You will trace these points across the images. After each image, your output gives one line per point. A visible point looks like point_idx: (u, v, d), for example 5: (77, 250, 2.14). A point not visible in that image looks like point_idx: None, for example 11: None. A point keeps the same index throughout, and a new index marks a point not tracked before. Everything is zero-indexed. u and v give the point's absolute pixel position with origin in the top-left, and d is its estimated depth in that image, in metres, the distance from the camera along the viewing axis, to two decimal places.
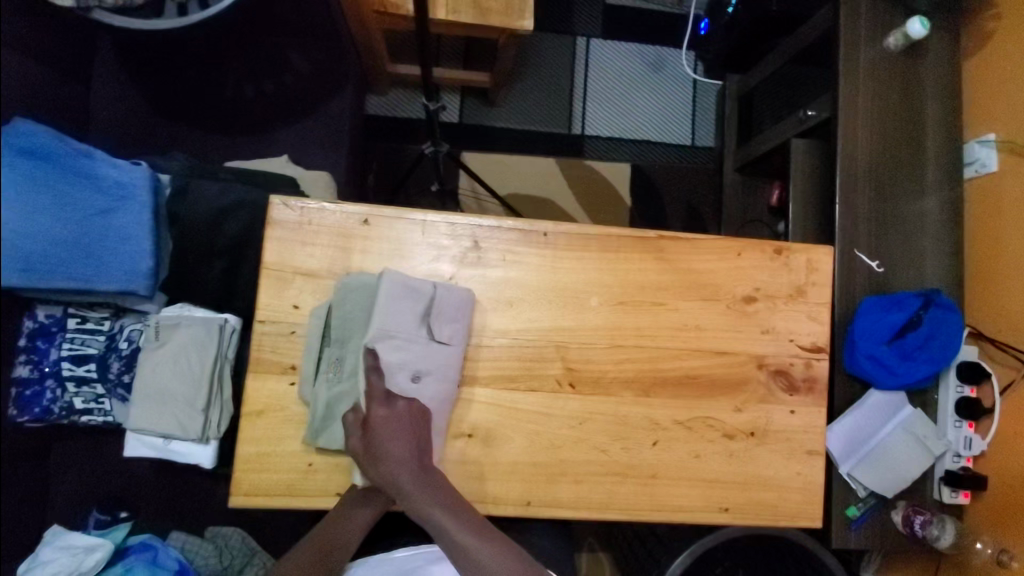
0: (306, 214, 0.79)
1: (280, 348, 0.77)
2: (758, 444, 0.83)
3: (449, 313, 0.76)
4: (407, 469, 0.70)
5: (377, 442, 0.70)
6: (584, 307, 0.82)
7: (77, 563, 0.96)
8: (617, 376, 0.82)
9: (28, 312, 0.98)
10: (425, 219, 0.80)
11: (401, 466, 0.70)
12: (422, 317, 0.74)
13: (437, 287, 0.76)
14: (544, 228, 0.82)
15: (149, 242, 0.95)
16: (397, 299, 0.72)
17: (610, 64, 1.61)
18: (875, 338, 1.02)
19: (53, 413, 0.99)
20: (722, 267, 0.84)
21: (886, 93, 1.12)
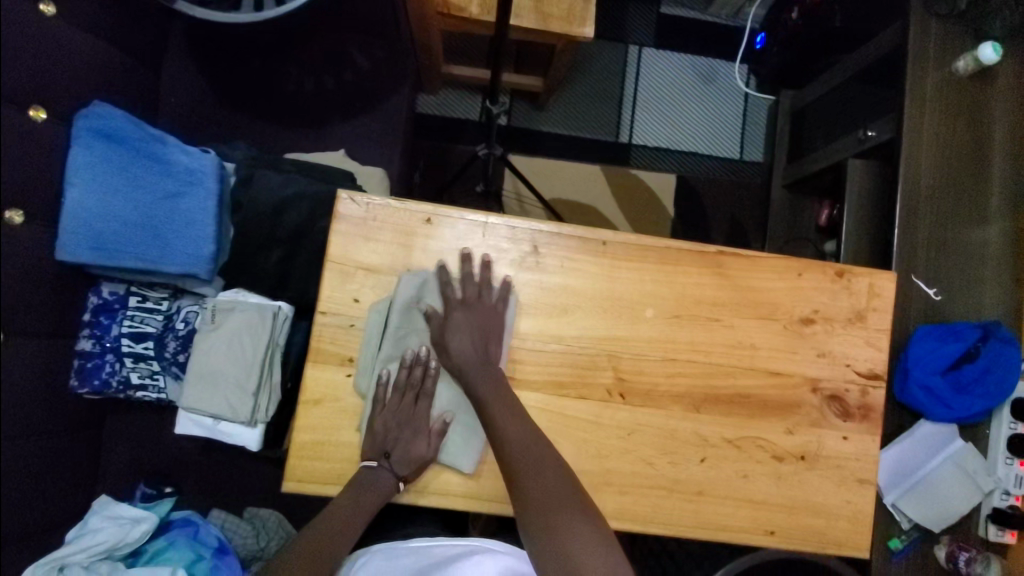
0: (371, 210, 0.80)
1: (339, 340, 0.79)
2: (808, 469, 0.82)
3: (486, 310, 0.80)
4: (474, 360, 0.76)
5: (449, 334, 0.76)
6: (638, 318, 0.82)
7: (124, 533, 1.00)
8: (668, 390, 0.81)
9: (94, 289, 1.04)
10: (486, 221, 0.81)
11: (472, 355, 0.76)
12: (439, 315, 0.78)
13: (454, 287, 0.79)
14: (604, 237, 0.82)
15: (212, 228, 0.98)
16: (411, 300, 0.77)
17: (662, 73, 1.60)
18: (928, 368, 1.00)
19: (111, 387, 1.03)
20: (781, 287, 0.83)
21: (953, 117, 1.10)
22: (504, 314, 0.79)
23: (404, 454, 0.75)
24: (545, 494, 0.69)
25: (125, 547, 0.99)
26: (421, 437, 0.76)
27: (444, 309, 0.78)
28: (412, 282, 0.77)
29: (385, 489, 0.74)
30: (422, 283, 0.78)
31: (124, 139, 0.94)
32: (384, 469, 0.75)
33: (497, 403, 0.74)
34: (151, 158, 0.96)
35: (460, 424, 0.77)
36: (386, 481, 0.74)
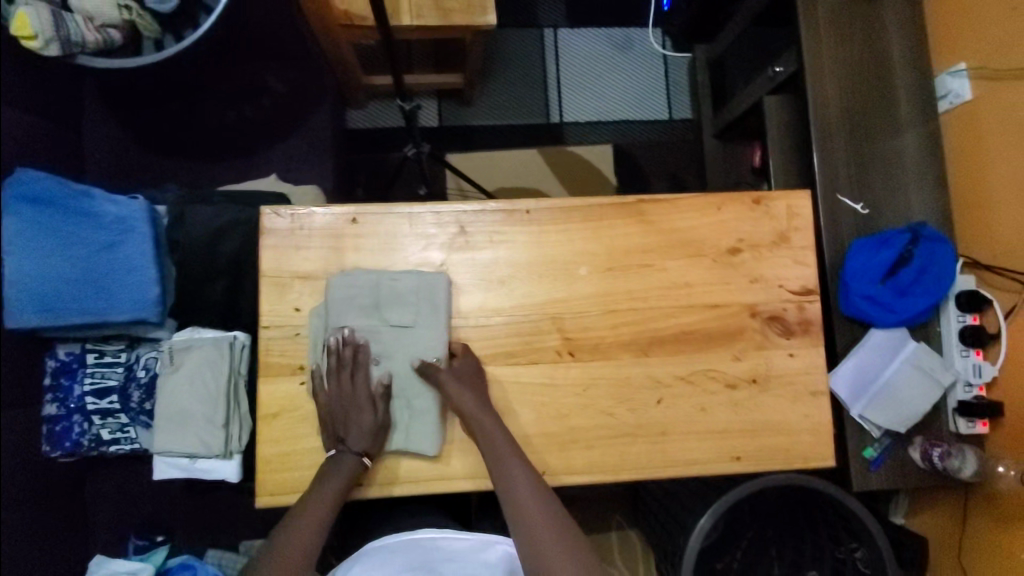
0: (297, 220, 0.82)
1: (288, 350, 0.80)
2: (762, 391, 0.85)
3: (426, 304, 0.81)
4: (484, 410, 0.76)
5: (461, 382, 0.77)
6: (574, 277, 0.84)
7: None
8: (614, 340, 0.84)
9: (51, 352, 1.04)
10: (411, 212, 0.83)
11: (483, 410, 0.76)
12: (373, 304, 0.79)
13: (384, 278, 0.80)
14: (526, 206, 0.85)
15: (154, 270, 0.98)
16: (345, 297, 0.78)
17: (581, 50, 1.64)
18: (867, 278, 1.04)
19: (82, 446, 1.04)
20: (704, 223, 0.86)
21: (849, 38, 1.14)
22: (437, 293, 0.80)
23: (357, 436, 0.75)
24: (531, 518, 0.69)
25: None
26: (370, 416, 0.76)
27: (377, 295, 0.79)
28: (342, 282, 0.79)
29: (351, 476, 0.75)
30: (352, 279, 0.79)
31: (52, 200, 0.95)
32: (343, 454, 0.75)
33: (505, 451, 0.74)
34: (80, 213, 0.97)
35: (404, 402, 0.79)
36: (348, 466, 0.75)
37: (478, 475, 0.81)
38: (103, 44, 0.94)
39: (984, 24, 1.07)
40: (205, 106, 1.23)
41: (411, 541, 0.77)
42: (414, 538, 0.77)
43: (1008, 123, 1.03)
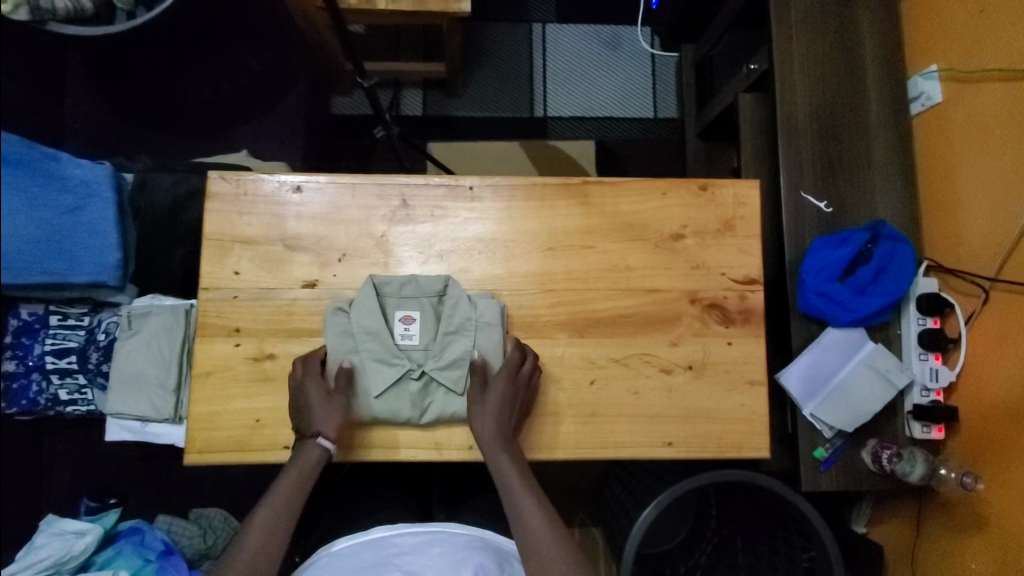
0: (242, 185, 0.83)
1: (224, 312, 0.81)
2: (696, 378, 0.84)
3: (470, 323, 0.80)
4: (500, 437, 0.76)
5: (487, 401, 0.76)
6: (514, 254, 0.85)
7: (68, 547, 1.02)
8: (549, 319, 0.84)
9: (12, 311, 1.04)
10: (354, 183, 0.84)
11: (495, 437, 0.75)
12: (376, 328, 0.79)
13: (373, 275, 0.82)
14: (470, 182, 0.86)
15: (115, 236, 1.01)
16: (369, 303, 0.80)
17: (568, 46, 1.64)
18: (823, 276, 1.02)
19: (39, 405, 1.07)
20: (647, 207, 0.86)
21: (821, 37, 1.13)
22: (490, 313, 0.80)
23: (324, 419, 0.75)
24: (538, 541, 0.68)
25: (72, 559, 1.01)
26: (335, 406, 0.76)
27: (369, 325, 0.79)
28: (356, 306, 0.80)
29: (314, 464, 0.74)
30: (348, 300, 0.81)
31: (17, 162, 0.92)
32: (308, 444, 0.74)
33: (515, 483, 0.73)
34: None
35: (397, 406, 0.78)
36: (307, 454, 0.74)
37: (408, 445, 0.80)
38: (72, 11, 0.99)
39: (954, 25, 1.06)
40: (183, 82, 1.25)
41: (367, 542, 0.76)
42: (370, 538, 0.76)
43: (975, 125, 1.02)
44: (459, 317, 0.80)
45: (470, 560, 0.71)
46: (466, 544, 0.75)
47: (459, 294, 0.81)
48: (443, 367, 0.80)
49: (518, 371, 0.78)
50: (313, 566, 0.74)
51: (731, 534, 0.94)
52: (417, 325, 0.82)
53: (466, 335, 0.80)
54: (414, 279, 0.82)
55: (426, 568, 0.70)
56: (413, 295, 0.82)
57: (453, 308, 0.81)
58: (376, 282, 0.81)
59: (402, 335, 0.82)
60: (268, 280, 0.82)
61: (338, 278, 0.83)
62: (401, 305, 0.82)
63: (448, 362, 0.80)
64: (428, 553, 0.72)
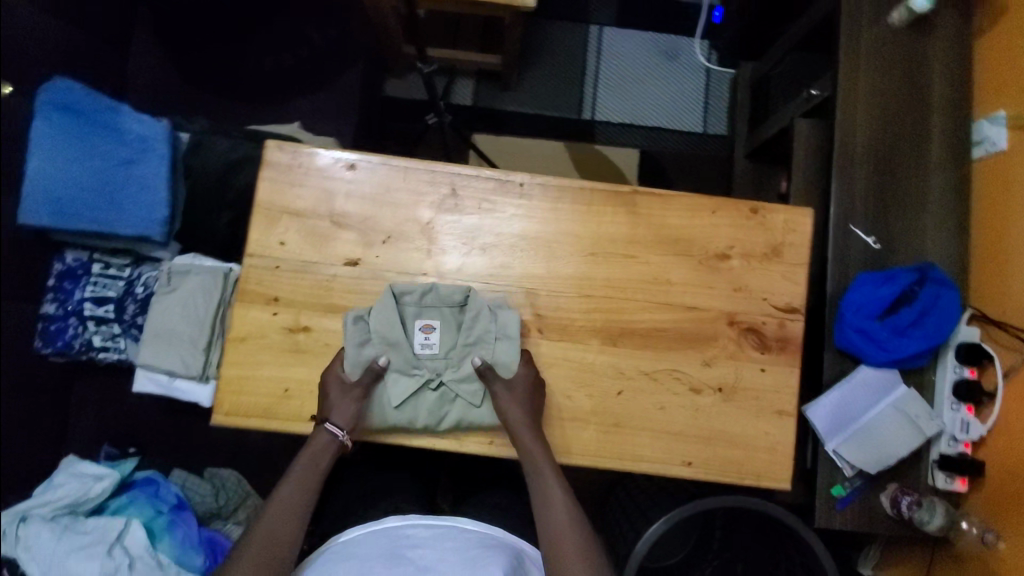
0: (297, 157, 0.84)
1: (265, 281, 0.82)
2: (725, 401, 0.83)
3: (490, 335, 0.80)
4: (522, 419, 0.77)
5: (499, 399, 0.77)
6: (555, 255, 0.84)
7: (85, 489, 1.06)
8: (583, 324, 0.84)
9: (60, 256, 1.10)
10: (407, 166, 0.85)
11: (517, 417, 0.77)
12: (391, 337, 0.80)
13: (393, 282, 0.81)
14: (520, 179, 0.85)
15: (164, 192, 1.04)
16: (387, 309, 0.80)
17: (625, 50, 1.62)
18: (864, 312, 1.01)
19: (73, 348, 1.09)
20: (696, 223, 0.85)
21: (889, 70, 1.11)
22: (510, 326, 0.80)
23: (343, 411, 0.76)
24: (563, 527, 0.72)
25: (88, 502, 1.05)
26: (352, 399, 0.77)
27: (388, 333, 0.80)
28: (373, 314, 0.79)
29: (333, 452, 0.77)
30: (366, 308, 0.81)
31: (80, 111, 1.02)
32: (320, 431, 0.76)
33: (544, 468, 0.76)
34: (107, 127, 1.03)
35: (415, 409, 0.79)
36: (323, 442, 0.76)
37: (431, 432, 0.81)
38: None
39: None
40: (245, 48, 1.27)
41: (380, 531, 0.78)
42: (383, 528, 0.78)
43: None
44: (479, 328, 0.81)
45: (484, 555, 0.72)
46: (476, 540, 0.76)
47: (484, 306, 0.81)
48: (461, 379, 0.80)
49: (528, 378, 0.79)
50: (327, 554, 0.76)
51: (734, 558, 0.89)
52: (437, 334, 0.82)
53: (485, 346, 0.81)
54: (435, 288, 0.81)
55: (439, 563, 0.71)
56: (433, 305, 0.82)
57: (474, 320, 0.81)
58: (397, 291, 0.81)
59: (422, 344, 0.82)
60: (312, 254, 0.83)
61: (379, 260, 0.83)
62: (423, 314, 0.82)
63: (466, 373, 0.80)
64: (442, 548, 0.74)
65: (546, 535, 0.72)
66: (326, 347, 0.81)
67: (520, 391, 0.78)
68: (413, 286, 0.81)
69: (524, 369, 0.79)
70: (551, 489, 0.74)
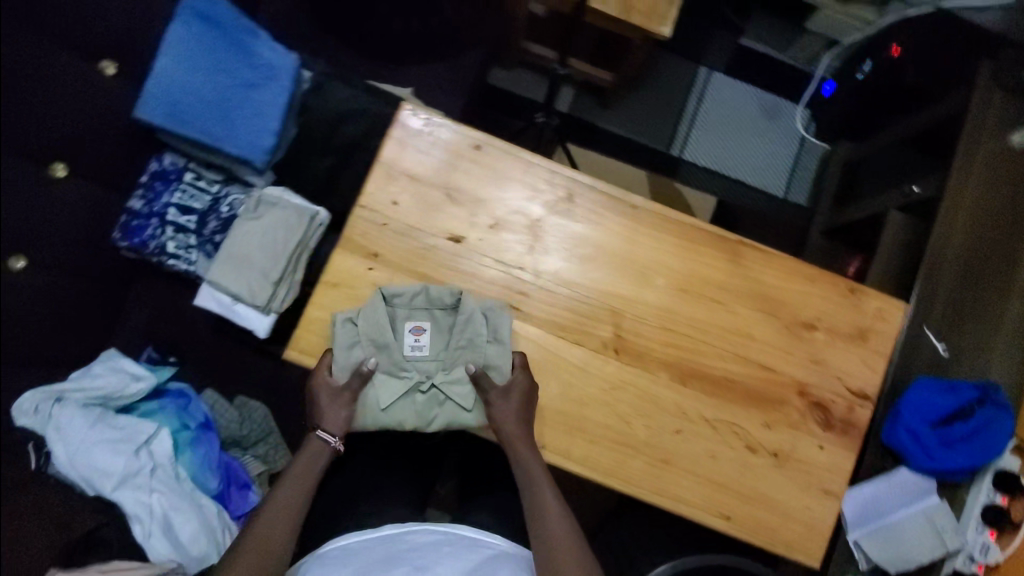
0: (429, 125, 0.86)
1: (368, 235, 0.83)
2: (777, 467, 0.83)
3: (481, 338, 0.80)
4: (516, 427, 0.77)
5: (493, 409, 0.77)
6: (647, 282, 0.85)
7: (122, 386, 1.07)
8: (658, 356, 0.83)
9: (157, 157, 1.12)
10: (530, 160, 0.86)
11: (510, 426, 0.77)
12: (379, 338, 0.79)
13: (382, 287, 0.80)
14: (634, 201, 0.86)
15: (277, 124, 1.06)
16: (376, 313, 0.79)
17: (728, 98, 1.64)
18: (920, 415, 1.02)
19: (148, 249, 1.09)
20: (792, 287, 0.86)
21: (998, 188, 1.11)
22: (502, 330, 0.80)
23: (332, 418, 0.78)
24: (563, 536, 0.72)
25: (121, 399, 1.06)
26: (343, 403, 0.78)
27: (377, 334, 0.79)
28: (362, 315, 0.79)
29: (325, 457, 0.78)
30: (352, 311, 0.80)
31: (221, 25, 1.04)
32: (314, 438, 0.78)
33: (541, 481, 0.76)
34: (241, 48, 1.06)
35: (410, 405, 0.80)
36: (316, 447, 0.78)
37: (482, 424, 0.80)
38: None
39: None
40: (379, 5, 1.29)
41: (376, 537, 0.79)
42: (379, 534, 0.80)
43: None
44: (470, 332, 0.80)
45: (484, 563, 0.74)
46: (474, 545, 0.78)
47: (477, 312, 0.80)
48: (451, 381, 0.80)
49: (520, 385, 0.78)
50: (321, 556, 0.77)
51: None
52: (427, 336, 0.83)
53: (474, 348, 0.80)
54: (426, 291, 0.80)
55: (438, 564, 0.72)
56: (424, 309, 0.82)
57: (464, 323, 0.80)
58: (387, 295, 0.80)
59: (412, 346, 0.82)
60: (419, 220, 0.84)
61: (482, 243, 0.84)
62: (412, 316, 0.82)
63: (455, 376, 0.80)
64: (441, 550, 0.75)
65: (541, 544, 0.71)
66: (410, 313, 0.82)
67: (512, 399, 0.77)
68: (408, 291, 0.81)
69: (521, 374, 0.78)
70: (541, 491, 0.75)
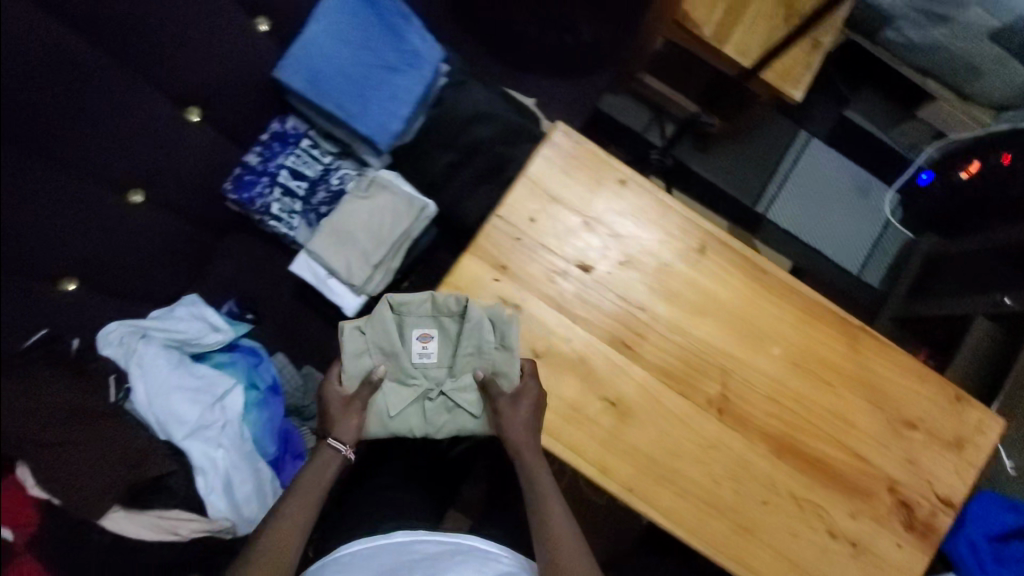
0: (579, 149, 0.86)
1: (500, 245, 0.83)
2: (853, 557, 0.83)
3: (489, 346, 0.79)
4: (523, 435, 0.77)
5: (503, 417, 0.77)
6: (764, 350, 0.85)
7: (200, 334, 1.08)
8: (761, 424, 0.84)
9: (281, 118, 1.13)
10: (671, 204, 0.86)
11: (518, 434, 0.77)
12: (386, 346, 0.79)
13: (389, 296, 0.80)
14: (765, 266, 0.87)
15: (408, 111, 1.06)
16: (382, 321, 0.79)
17: (825, 167, 1.62)
18: (980, 527, 1.01)
19: (253, 206, 1.09)
20: (902, 383, 0.87)
21: None
22: (511, 337, 0.79)
23: (343, 427, 0.77)
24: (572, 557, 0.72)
25: (198, 346, 1.07)
26: (354, 413, 0.78)
27: (386, 342, 0.79)
28: (370, 323, 0.79)
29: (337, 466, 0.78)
30: (358, 320, 0.80)
31: (376, 5, 1.06)
32: (324, 448, 0.77)
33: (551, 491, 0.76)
34: (390, 31, 1.07)
35: (421, 410, 0.80)
36: (328, 457, 0.77)
37: (578, 458, 0.81)
38: None
39: None
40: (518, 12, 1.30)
41: (386, 544, 0.79)
42: (389, 541, 0.79)
43: None
44: (478, 340, 0.79)
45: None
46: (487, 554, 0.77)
47: (485, 320, 0.79)
48: (460, 388, 0.80)
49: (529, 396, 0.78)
50: (332, 564, 0.77)
51: None
52: (434, 343, 0.82)
53: (482, 355, 0.80)
54: (433, 299, 0.79)
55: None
56: (430, 316, 0.81)
57: (472, 330, 0.79)
58: (394, 305, 0.79)
59: (420, 353, 0.81)
60: (552, 242, 0.84)
61: (609, 276, 0.84)
62: (419, 323, 0.81)
63: (464, 384, 0.81)
64: (453, 562, 0.74)
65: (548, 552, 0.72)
66: (527, 332, 0.82)
67: (523, 404, 0.77)
68: (416, 302, 0.80)
69: (532, 380, 0.77)
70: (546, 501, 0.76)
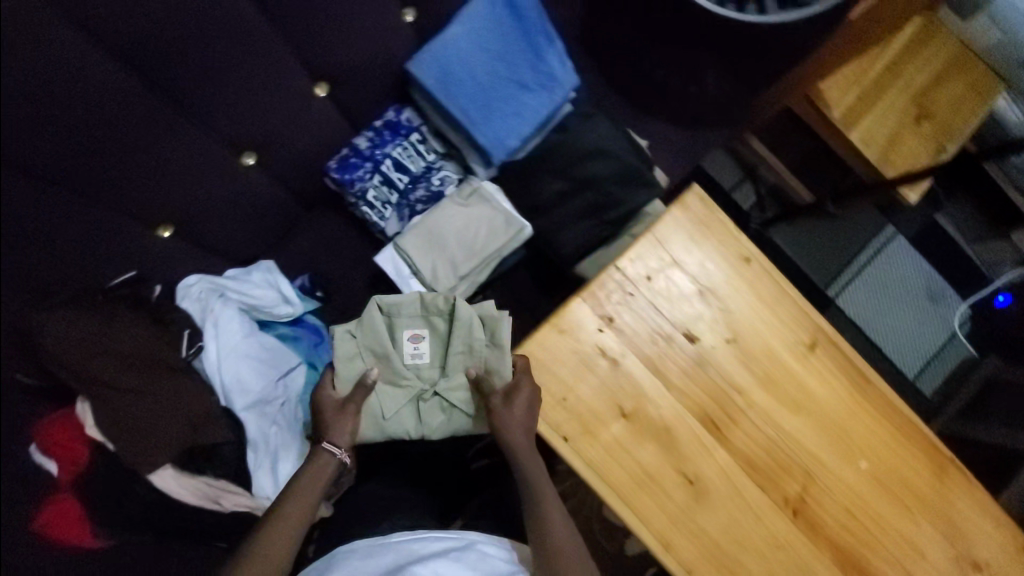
0: (708, 220, 0.86)
1: (612, 298, 0.84)
2: None
3: (478, 346, 0.88)
4: (519, 435, 0.79)
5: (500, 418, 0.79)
6: (851, 461, 0.85)
7: (274, 304, 1.06)
8: (833, 535, 0.83)
9: (396, 107, 1.12)
10: (789, 294, 0.86)
11: (516, 436, 0.78)
12: (380, 348, 0.89)
13: (378, 300, 0.91)
14: (869, 377, 0.87)
15: (528, 130, 1.05)
16: (374, 321, 0.89)
17: (903, 266, 1.59)
18: None
19: (352, 189, 1.07)
20: (980, 524, 0.85)
21: None
22: (497, 332, 0.87)
23: (338, 430, 0.83)
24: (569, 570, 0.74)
25: (265, 315, 1.06)
26: (349, 417, 0.84)
27: (379, 345, 0.89)
28: (364, 323, 0.89)
29: (331, 471, 0.82)
30: (350, 326, 0.90)
31: (521, 17, 1.04)
32: (321, 452, 0.81)
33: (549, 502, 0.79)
34: (528, 48, 1.06)
35: (416, 411, 0.88)
36: (325, 462, 0.81)
37: (647, 528, 0.80)
38: None
39: None
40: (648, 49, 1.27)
41: (386, 544, 0.81)
42: (389, 540, 0.81)
43: None
44: (467, 339, 0.88)
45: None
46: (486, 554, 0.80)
47: (471, 319, 0.88)
48: (453, 387, 0.88)
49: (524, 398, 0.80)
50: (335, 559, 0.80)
51: None
52: (425, 344, 0.91)
53: (471, 354, 0.88)
54: (420, 300, 0.91)
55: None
56: (418, 318, 0.91)
57: (458, 330, 0.88)
58: (382, 305, 0.90)
59: (412, 355, 0.91)
60: (662, 305, 0.85)
61: (711, 351, 0.84)
62: (410, 325, 0.91)
63: (456, 382, 0.88)
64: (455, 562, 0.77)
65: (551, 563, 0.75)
66: (624, 390, 0.83)
67: (519, 402, 0.79)
68: (403, 305, 0.91)
69: (526, 383, 0.79)
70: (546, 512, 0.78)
